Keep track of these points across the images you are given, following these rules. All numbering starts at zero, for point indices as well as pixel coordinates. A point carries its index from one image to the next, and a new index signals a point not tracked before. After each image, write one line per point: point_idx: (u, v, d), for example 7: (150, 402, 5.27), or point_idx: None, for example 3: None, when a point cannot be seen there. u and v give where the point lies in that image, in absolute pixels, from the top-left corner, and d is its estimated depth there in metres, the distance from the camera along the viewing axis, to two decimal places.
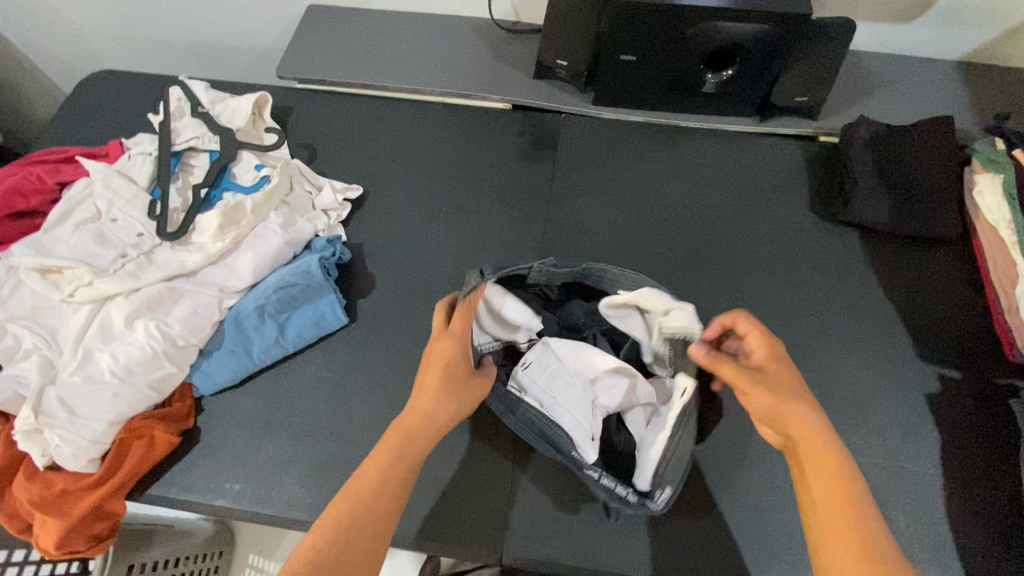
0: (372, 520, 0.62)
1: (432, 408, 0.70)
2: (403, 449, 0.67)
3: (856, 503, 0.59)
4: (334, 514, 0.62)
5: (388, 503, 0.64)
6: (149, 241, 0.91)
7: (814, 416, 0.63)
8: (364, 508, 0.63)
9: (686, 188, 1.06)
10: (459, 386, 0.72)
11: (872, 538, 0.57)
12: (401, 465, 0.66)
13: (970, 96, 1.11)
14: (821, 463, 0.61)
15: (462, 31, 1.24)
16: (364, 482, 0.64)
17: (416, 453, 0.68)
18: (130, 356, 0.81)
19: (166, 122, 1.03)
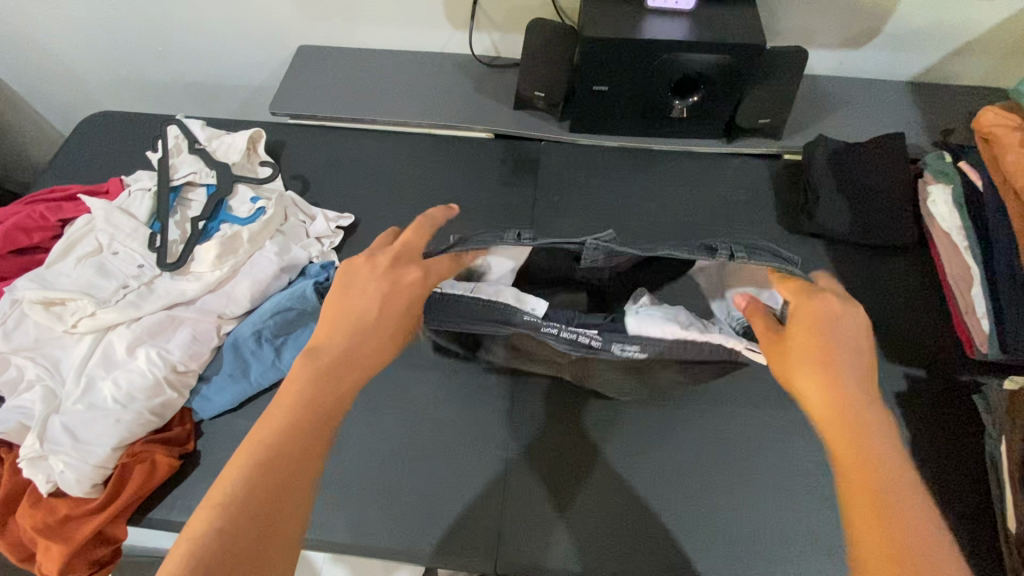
0: (292, 473, 0.50)
1: (362, 335, 0.60)
2: (326, 382, 0.56)
3: (887, 469, 0.50)
4: (235, 478, 0.49)
5: (311, 449, 0.53)
6: (150, 272, 0.95)
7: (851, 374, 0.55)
8: (279, 461, 0.51)
9: (662, 206, 1.12)
10: (400, 318, 0.64)
11: (906, 513, 0.47)
12: (321, 402, 0.55)
13: (921, 113, 1.19)
14: (847, 423, 0.52)
15: (445, 66, 1.31)
16: (275, 428, 0.52)
17: (343, 387, 0.57)
18: (132, 382, 0.84)
19: (165, 159, 1.08)
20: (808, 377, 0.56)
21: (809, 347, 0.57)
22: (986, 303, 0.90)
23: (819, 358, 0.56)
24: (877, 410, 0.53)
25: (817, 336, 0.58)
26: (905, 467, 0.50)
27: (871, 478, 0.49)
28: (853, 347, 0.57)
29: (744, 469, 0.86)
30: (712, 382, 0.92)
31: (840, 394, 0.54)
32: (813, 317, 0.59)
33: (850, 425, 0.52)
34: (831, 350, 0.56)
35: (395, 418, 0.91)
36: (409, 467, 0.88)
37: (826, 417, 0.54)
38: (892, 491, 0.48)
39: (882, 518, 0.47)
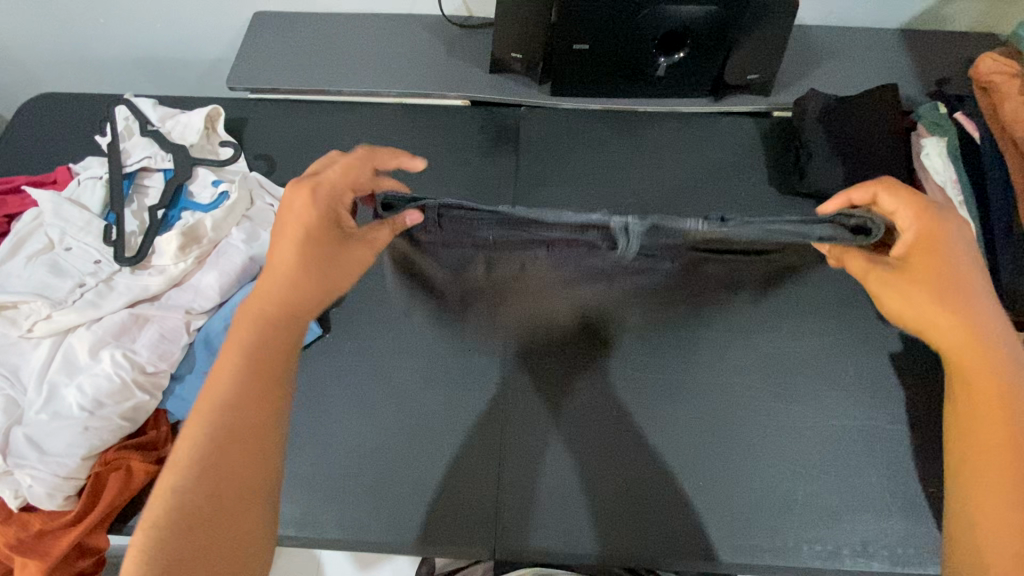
0: (250, 434, 0.55)
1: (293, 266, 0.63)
2: (268, 364, 0.59)
3: (995, 359, 0.60)
4: (195, 430, 0.54)
5: (254, 416, 0.56)
6: (108, 268, 0.88)
7: (990, 298, 0.63)
8: (235, 430, 0.55)
9: (650, 171, 1.08)
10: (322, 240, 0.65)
11: (998, 367, 0.60)
12: (251, 379, 0.57)
13: (913, 61, 1.14)
14: (977, 345, 0.60)
15: (413, 29, 1.23)
16: (215, 392, 0.56)
17: (276, 352, 0.60)
18: (98, 388, 0.79)
19: (115, 144, 1.00)
20: (911, 298, 0.64)
21: (945, 293, 0.62)
22: (982, 255, 0.88)
23: (933, 282, 0.63)
24: (979, 285, 0.63)
25: (943, 263, 0.63)
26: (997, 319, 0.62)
27: (976, 348, 0.60)
28: (958, 248, 0.64)
29: (742, 439, 0.85)
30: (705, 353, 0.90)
31: (980, 340, 0.61)
32: (937, 259, 0.63)
33: (981, 358, 0.60)
34: (941, 269, 0.63)
35: (382, 408, 0.88)
36: (399, 457, 0.84)
37: (949, 351, 0.62)
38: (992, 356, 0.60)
39: (996, 449, 0.57)
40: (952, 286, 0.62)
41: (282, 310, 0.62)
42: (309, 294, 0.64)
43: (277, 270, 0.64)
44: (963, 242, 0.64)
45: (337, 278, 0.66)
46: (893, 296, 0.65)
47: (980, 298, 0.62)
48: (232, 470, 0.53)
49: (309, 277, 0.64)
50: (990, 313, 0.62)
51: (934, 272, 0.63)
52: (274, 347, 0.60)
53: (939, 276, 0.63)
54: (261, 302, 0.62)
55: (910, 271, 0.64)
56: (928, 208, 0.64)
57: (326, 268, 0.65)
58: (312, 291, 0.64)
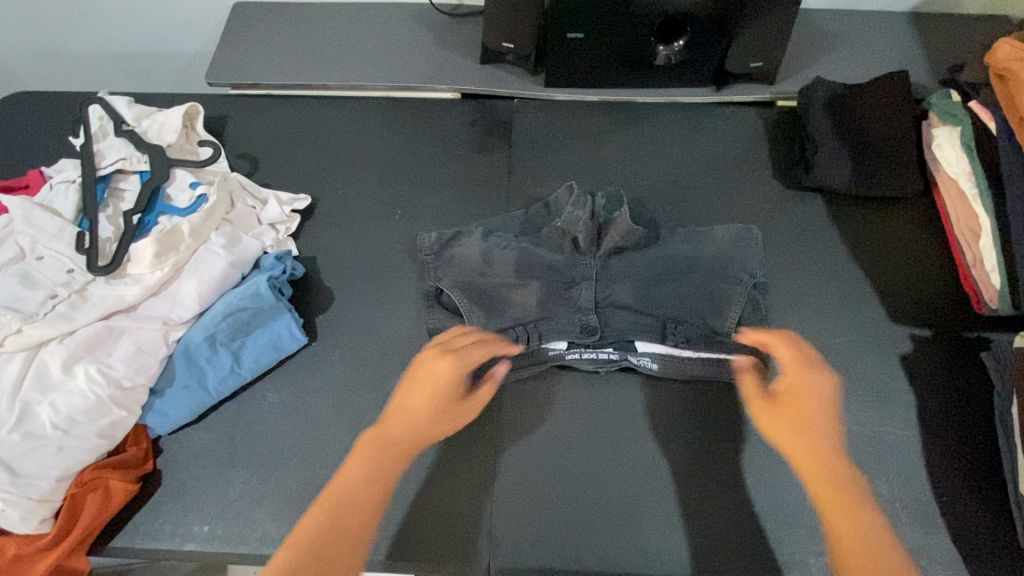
0: (348, 538, 0.62)
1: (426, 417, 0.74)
2: (381, 454, 0.69)
3: (844, 478, 0.69)
4: (299, 543, 0.61)
5: (360, 525, 0.63)
6: (81, 277, 0.84)
7: (828, 384, 0.74)
8: (343, 526, 0.63)
9: (649, 166, 1.03)
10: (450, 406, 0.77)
11: (849, 483, 0.69)
12: (381, 471, 0.68)
13: (922, 46, 1.09)
14: (834, 488, 0.68)
15: (400, 19, 1.17)
16: (346, 486, 0.66)
17: (395, 459, 0.70)
18: (72, 405, 0.75)
19: (88, 145, 0.95)
20: (795, 436, 0.71)
21: (807, 424, 0.72)
22: (997, 254, 0.84)
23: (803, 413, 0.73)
24: (856, 487, 0.69)
25: (800, 404, 0.73)
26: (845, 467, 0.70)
27: (840, 500, 0.68)
28: (825, 400, 0.74)
29: (746, 448, 0.82)
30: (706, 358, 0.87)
31: (839, 480, 0.69)
32: (806, 393, 0.73)
33: (843, 497, 0.68)
34: (818, 416, 0.72)
35: (372, 419, 0.84)
36: None
37: (812, 483, 0.69)
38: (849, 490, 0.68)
39: (854, 552, 0.63)
40: (830, 423, 0.72)
41: (392, 439, 0.71)
42: (432, 424, 0.74)
43: (403, 403, 0.74)
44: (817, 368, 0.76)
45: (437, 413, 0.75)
46: (773, 419, 0.74)
47: (815, 433, 0.71)
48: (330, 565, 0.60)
49: (439, 425, 0.75)
50: (835, 458, 0.70)
51: (802, 419, 0.72)
52: (398, 461, 0.70)
53: (821, 419, 0.72)
54: (393, 421, 0.73)
55: (784, 396, 0.74)
56: (801, 351, 0.77)
57: (432, 394, 0.75)
58: (428, 412, 0.74)
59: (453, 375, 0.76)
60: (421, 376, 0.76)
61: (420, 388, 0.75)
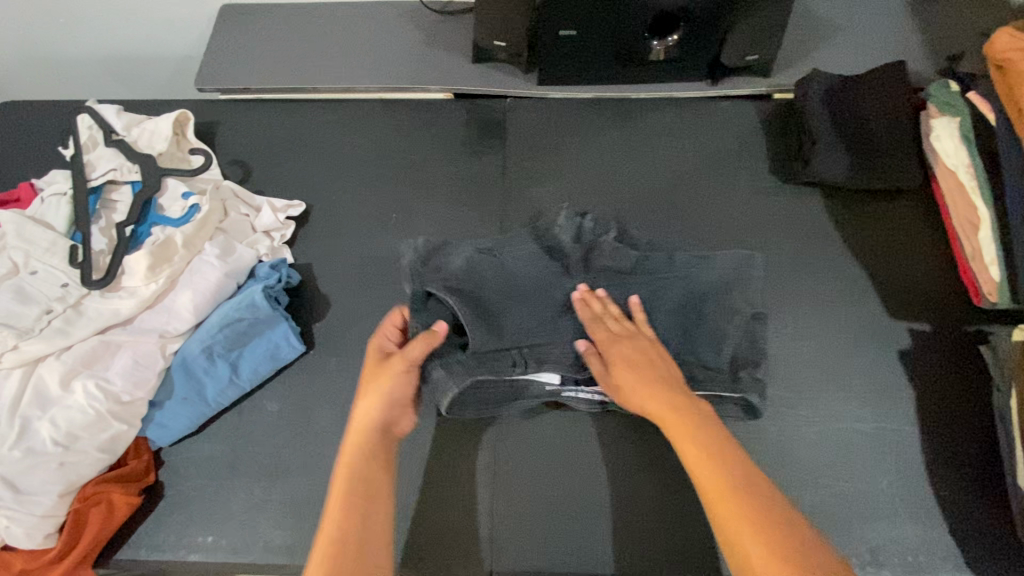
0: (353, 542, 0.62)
1: (364, 397, 0.71)
2: (364, 455, 0.68)
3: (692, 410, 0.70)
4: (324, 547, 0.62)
5: (355, 520, 0.63)
6: (76, 292, 0.83)
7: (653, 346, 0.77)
8: (347, 534, 0.62)
9: (646, 165, 1.02)
10: (376, 374, 0.73)
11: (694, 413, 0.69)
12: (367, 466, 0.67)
13: (921, 33, 1.07)
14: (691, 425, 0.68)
15: (389, 19, 1.15)
16: (333, 504, 0.65)
17: (363, 453, 0.68)
18: (71, 421, 0.75)
19: (77, 156, 0.94)
20: (642, 381, 0.72)
21: (647, 378, 0.72)
22: (997, 247, 0.83)
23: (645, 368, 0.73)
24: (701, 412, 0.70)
25: (642, 356, 0.75)
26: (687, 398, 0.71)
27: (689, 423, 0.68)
28: (642, 357, 0.75)
29: (747, 446, 0.82)
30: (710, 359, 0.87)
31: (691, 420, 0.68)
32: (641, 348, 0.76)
33: (683, 429, 0.68)
34: (650, 369, 0.74)
35: None
36: None
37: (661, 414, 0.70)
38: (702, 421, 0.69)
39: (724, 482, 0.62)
40: (660, 365, 0.74)
41: (354, 429, 0.70)
42: (367, 401, 0.71)
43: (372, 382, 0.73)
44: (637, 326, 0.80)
45: (396, 396, 0.72)
46: (623, 371, 0.74)
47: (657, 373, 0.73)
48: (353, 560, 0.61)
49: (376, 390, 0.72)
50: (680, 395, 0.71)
51: (650, 369, 0.73)
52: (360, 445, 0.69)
53: (655, 374, 0.73)
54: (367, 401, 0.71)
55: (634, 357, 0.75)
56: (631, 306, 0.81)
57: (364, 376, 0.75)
58: (353, 408, 0.73)
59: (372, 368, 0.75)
60: (371, 371, 0.74)
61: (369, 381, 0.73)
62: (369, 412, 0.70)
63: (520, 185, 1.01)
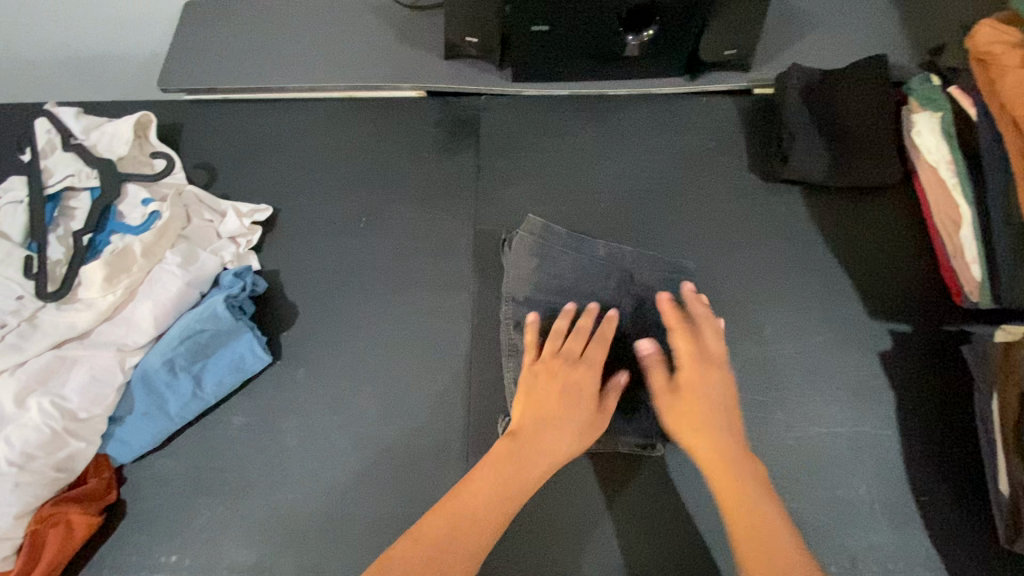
0: None
1: (570, 428, 0.68)
2: (502, 492, 0.62)
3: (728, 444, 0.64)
4: None
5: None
6: (31, 304, 0.80)
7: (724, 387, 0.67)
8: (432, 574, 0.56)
9: (623, 163, 0.99)
10: (580, 408, 0.69)
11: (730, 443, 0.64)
12: (504, 507, 0.62)
13: (903, 25, 1.05)
14: (727, 465, 0.63)
15: (359, 15, 1.12)
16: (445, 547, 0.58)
17: (512, 500, 0.62)
18: (26, 440, 0.73)
19: (34, 162, 0.90)
20: (713, 411, 0.66)
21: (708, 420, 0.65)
22: (978, 245, 0.81)
23: (702, 408, 0.66)
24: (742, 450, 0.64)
25: (711, 395, 0.67)
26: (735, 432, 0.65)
27: (726, 460, 0.63)
28: (719, 399, 0.67)
29: None
30: None
31: (738, 462, 0.63)
32: (719, 393, 0.67)
33: (720, 459, 0.63)
34: (705, 407, 0.66)
35: (340, 438, 0.82)
36: (360, 493, 0.79)
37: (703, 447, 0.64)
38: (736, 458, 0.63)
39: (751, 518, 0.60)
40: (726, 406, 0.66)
41: (507, 468, 0.64)
42: (563, 443, 0.67)
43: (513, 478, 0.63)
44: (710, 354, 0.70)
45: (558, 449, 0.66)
46: (693, 399, 0.66)
47: (713, 406, 0.66)
48: None
49: (547, 432, 0.67)
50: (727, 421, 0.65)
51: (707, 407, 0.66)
52: (492, 498, 0.62)
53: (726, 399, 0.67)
54: (501, 479, 0.63)
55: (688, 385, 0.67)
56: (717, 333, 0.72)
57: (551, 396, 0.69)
58: (525, 442, 0.66)
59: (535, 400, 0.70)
60: (546, 397, 0.69)
61: (521, 455, 0.65)
62: (569, 449, 0.67)
63: (495, 186, 0.98)
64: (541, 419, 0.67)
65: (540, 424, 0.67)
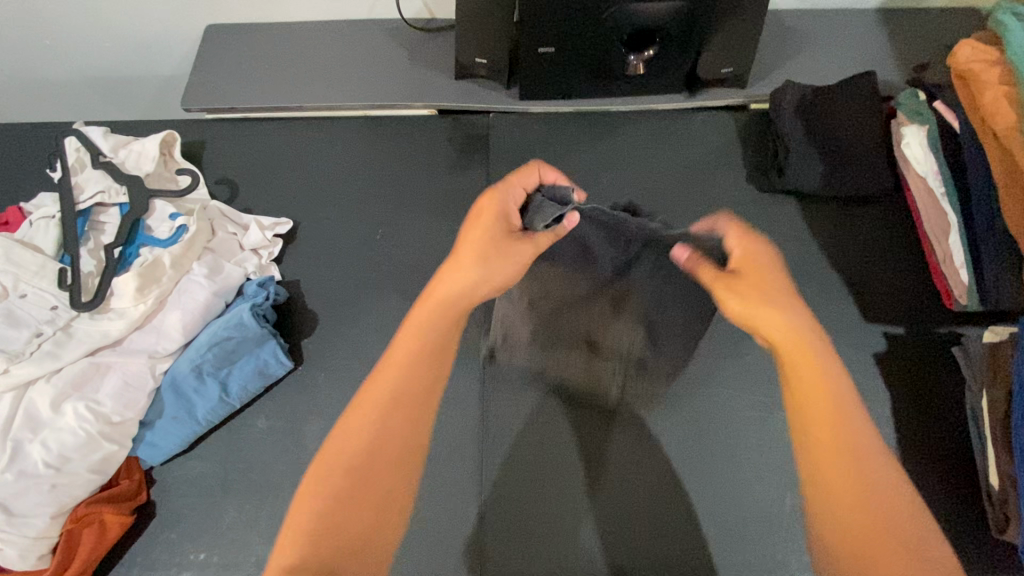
0: (385, 454, 0.59)
1: (483, 261, 0.66)
2: (433, 327, 0.64)
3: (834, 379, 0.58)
4: (330, 463, 0.58)
5: (401, 429, 0.60)
6: (65, 314, 0.84)
7: (795, 312, 0.60)
8: (376, 451, 0.59)
9: (626, 175, 1.04)
10: (503, 236, 0.69)
11: (822, 355, 0.59)
12: (434, 359, 0.63)
13: (890, 44, 1.11)
14: (812, 360, 0.58)
15: (373, 37, 1.17)
16: (381, 388, 0.61)
17: (450, 325, 0.65)
18: (62, 443, 0.77)
19: (66, 179, 0.94)
20: (772, 310, 0.60)
21: (782, 316, 0.60)
22: (965, 252, 0.86)
23: (770, 303, 0.61)
24: (836, 366, 0.59)
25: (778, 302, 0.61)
26: (843, 378, 0.58)
27: (813, 364, 0.58)
28: (788, 299, 0.61)
29: (728, 453, 0.84)
30: (693, 367, 0.89)
31: (814, 352, 0.58)
32: (779, 299, 0.61)
33: (816, 378, 0.58)
34: (767, 296, 0.61)
35: None
36: None
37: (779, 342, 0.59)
38: (832, 381, 0.58)
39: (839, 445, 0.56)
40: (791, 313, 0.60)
41: (435, 309, 0.65)
42: (475, 272, 0.66)
43: (425, 336, 0.63)
44: (759, 247, 0.66)
45: (493, 280, 0.67)
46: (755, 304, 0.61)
47: (775, 309, 0.60)
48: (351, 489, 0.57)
49: (469, 262, 0.66)
50: (790, 315, 0.60)
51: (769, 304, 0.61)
52: (435, 330, 0.64)
53: (790, 299, 0.61)
54: (431, 310, 0.65)
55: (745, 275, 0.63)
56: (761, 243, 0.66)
57: (484, 244, 0.68)
58: (442, 282, 0.66)
59: (474, 254, 0.67)
60: (467, 240, 0.69)
61: (438, 296, 0.66)
62: (505, 273, 0.67)
63: None
64: (465, 255, 0.67)
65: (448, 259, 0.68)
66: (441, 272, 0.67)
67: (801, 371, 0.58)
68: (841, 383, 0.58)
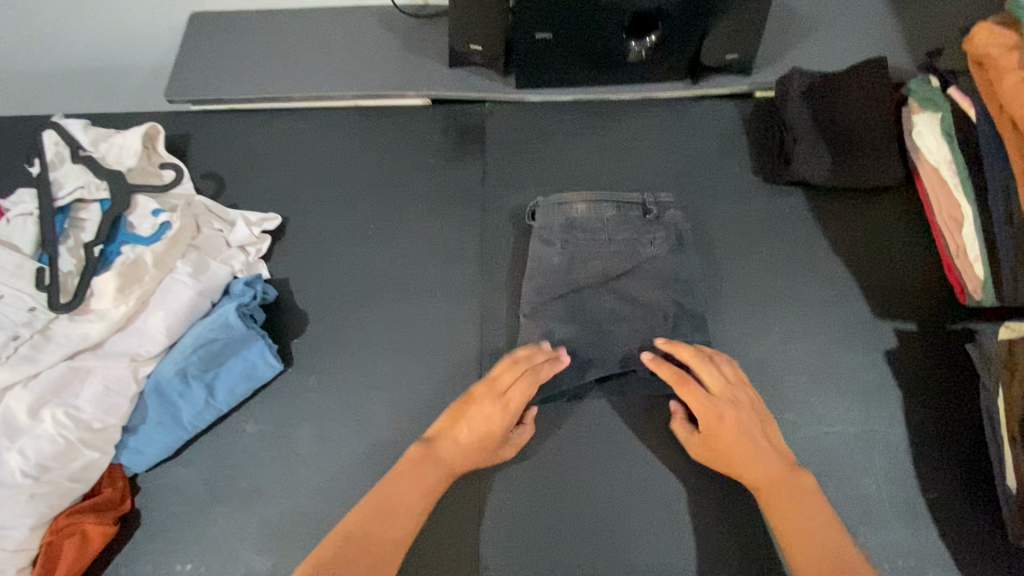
0: (397, 530, 0.69)
1: (481, 418, 0.76)
2: (428, 462, 0.74)
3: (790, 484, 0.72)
4: (356, 515, 0.69)
5: (408, 521, 0.70)
6: (43, 316, 0.81)
7: (770, 456, 0.74)
8: (393, 521, 0.69)
9: (627, 167, 1.00)
10: (494, 401, 0.77)
11: (763, 474, 0.73)
12: (433, 483, 0.73)
13: (900, 28, 1.07)
14: (784, 497, 0.71)
15: (364, 24, 1.13)
16: (401, 493, 0.71)
17: (444, 470, 0.74)
18: (41, 451, 0.73)
19: (43, 174, 0.90)
20: (749, 439, 0.74)
21: (751, 445, 0.74)
22: (981, 243, 0.83)
23: (756, 446, 0.74)
24: (795, 472, 0.73)
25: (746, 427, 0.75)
26: (805, 478, 0.73)
27: (784, 486, 0.72)
28: (749, 431, 0.75)
29: None
30: None
31: (788, 485, 0.72)
32: (747, 419, 0.75)
33: (789, 500, 0.71)
34: (748, 438, 0.74)
35: (352, 444, 0.83)
36: None
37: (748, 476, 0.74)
38: (795, 491, 0.71)
39: (819, 546, 0.67)
40: (765, 439, 0.75)
41: (440, 452, 0.75)
42: (479, 415, 0.76)
43: (429, 478, 0.73)
44: (743, 389, 0.78)
45: (478, 429, 0.76)
46: (731, 428, 0.75)
47: (751, 437, 0.74)
48: (365, 553, 0.66)
49: (460, 429, 0.76)
50: (764, 453, 0.74)
51: (752, 441, 0.74)
52: (434, 466, 0.74)
53: (756, 420, 0.76)
54: (430, 455, 0.74)
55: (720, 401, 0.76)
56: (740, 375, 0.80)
57: (467, 411, 0.77)
58: (440, 447, 0.75)
59: (493, 398, 0.77)
60: (458, 412, 0.77)
61: (435, 438, 0.76)
62: (490, 420, 0.76)
63: (502, 191, 0.99)
64: (456, 424, 0.76)
65: (448, 425, 0.76)
66: (444, 424, 0.77)
67: (783, 500, 0.71)
68: (822, 517, 0.70)
